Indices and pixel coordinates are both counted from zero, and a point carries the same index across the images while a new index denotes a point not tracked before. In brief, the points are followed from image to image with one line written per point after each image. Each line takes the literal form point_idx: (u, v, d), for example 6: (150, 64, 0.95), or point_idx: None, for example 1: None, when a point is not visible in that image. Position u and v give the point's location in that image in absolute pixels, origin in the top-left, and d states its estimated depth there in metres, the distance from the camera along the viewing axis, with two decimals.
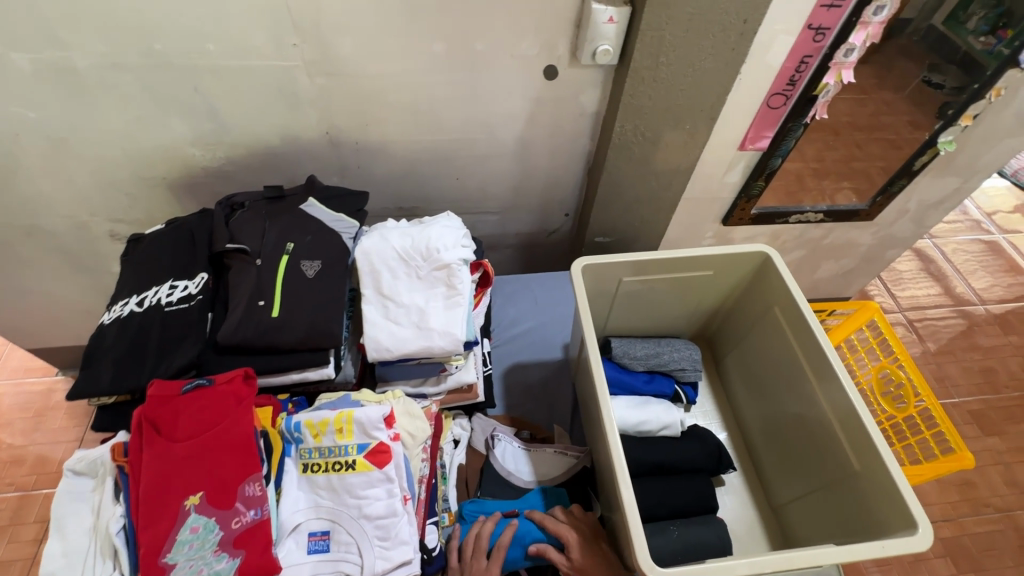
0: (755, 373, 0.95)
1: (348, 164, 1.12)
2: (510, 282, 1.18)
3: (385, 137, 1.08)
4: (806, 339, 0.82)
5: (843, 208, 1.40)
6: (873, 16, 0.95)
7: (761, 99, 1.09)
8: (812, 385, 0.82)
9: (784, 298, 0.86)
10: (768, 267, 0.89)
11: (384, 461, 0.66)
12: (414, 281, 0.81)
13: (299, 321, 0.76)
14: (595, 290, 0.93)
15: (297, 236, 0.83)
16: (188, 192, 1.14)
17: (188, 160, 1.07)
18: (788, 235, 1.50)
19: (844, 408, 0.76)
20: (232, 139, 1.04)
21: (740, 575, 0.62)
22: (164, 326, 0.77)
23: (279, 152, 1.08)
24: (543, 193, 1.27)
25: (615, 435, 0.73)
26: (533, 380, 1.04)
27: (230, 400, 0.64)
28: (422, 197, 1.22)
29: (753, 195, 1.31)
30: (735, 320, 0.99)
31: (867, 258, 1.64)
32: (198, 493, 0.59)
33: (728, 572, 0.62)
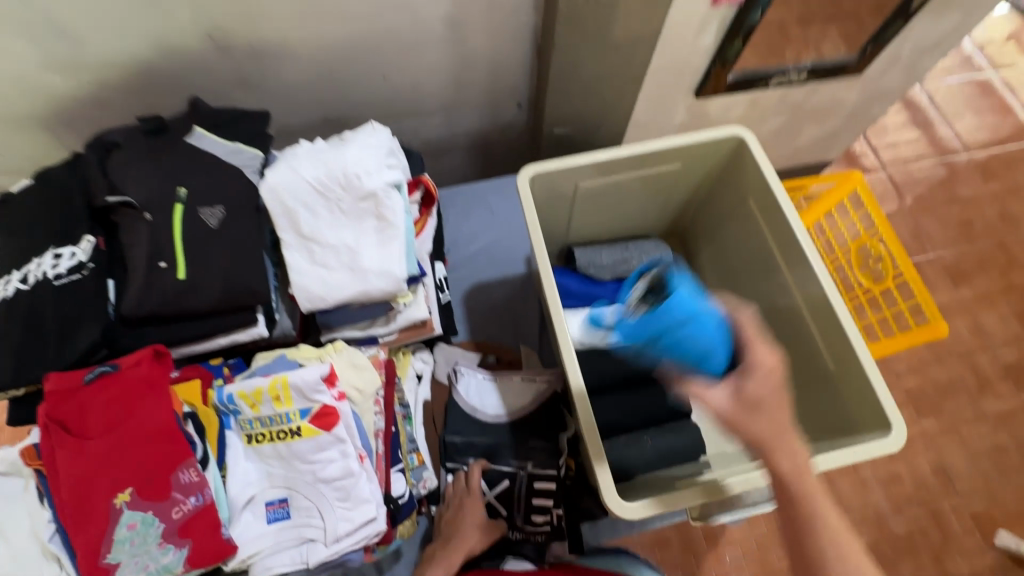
0: (730, 269, 0.89)
1: (248, 74, 0.94)
2: (462, 194, 1.06)
3: (283, 33, 0.88)
4: (782, 236, 0.75)
5: (829, 64, 1.24)
6: None
7: None
8: (787, 282, 0.76)
9: (759, 189, 0.76)
10: (742, 153, 0.78)
11: (332, 423, 0.62)
12: (338, 217, 0.70)
13: (211, 281, 0.66)
14: (549, 199, 0.82)
15: (189, 178, 0.69)
16: (65, 129, 0.96)
17: (50, 91, 0.88)
18: (768, 101, 1.35)
19: (821, 307, 0.71)
20: (93, 56, 0.84)
21: (691, 504, 0.62)
22: (58, 305, 0.67)
23: (159, 67, 0.89)
24: (489, 82, 1.09)
25: (574, 366, 0.67)
26: (497, 300, 0.98)
27: (140, 386, 0.57)
28: (348, 103, 1.05)
29: (729, 59, 1.15)
30: (708, 213, 0.90)
31: (852, 116, 1.51)
32: (127, 489, 0.54)
33: (678, 503, 0.62)
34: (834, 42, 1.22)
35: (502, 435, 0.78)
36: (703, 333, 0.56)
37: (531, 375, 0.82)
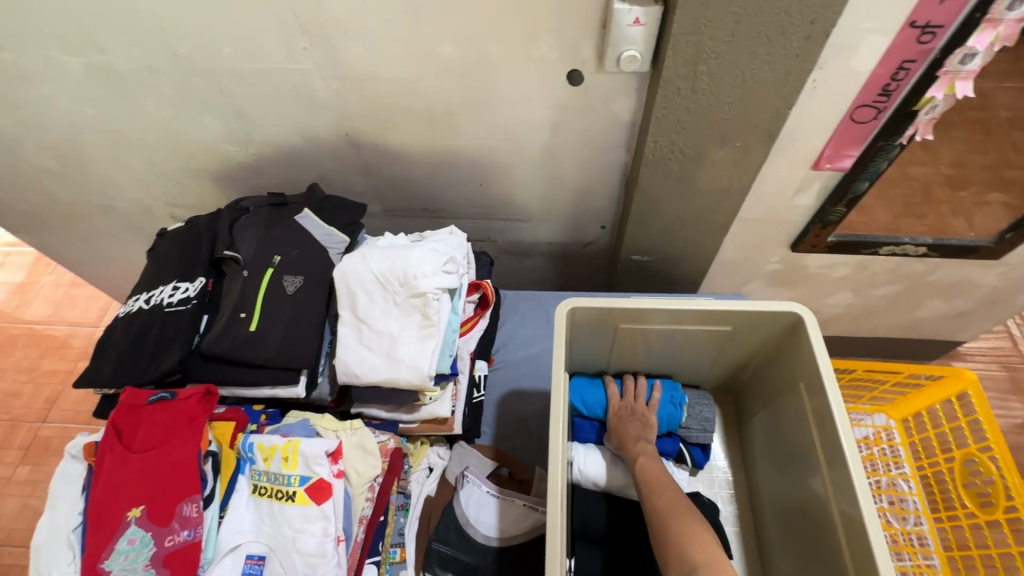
0: (778, 448, 0.81)
1: (370, 165, 1.11)
2: (526, 299, 1.11)
3: (403, 141, 1.04)
4: (825, 428, 0.68)
5: (954, 242, 1.14)
6: (1005, 12, 0.72)
7: (842, 112, 0.88)
8: (825, 481, 0.68)
9: (809, 373, 0.71)
10: (799, 333, 0.73)
11: (323, 497, 0.66)
12: (390, 307, 0.77)
13: (273, 339, 0.77)
14: (590, 332, 0.83)
15: (285, 248, 0.82)
16: (229, 184, 1.20)
17: (224, 156, 1.12)
18: (878, 267, 1.25)
19: (854, 525, 0.62)
20: (260, 137, 1.07)
21: None
22: (160, 328, 0.81)
23: (304, 151, 1.09)
24: (576, 203, 1.16)
25: (558, 516, 0.62)
26: (529, 412, 0.98)
27: (183, 418, 0.66)
28: (447, 200, 1.18)
29: (830, 222, 1.10)
30: (764, 381, 0.84)
31: (989, 300, 1.33)
32: (140, 506, 0.62)
33: None
34: (979, 216, 1.15)
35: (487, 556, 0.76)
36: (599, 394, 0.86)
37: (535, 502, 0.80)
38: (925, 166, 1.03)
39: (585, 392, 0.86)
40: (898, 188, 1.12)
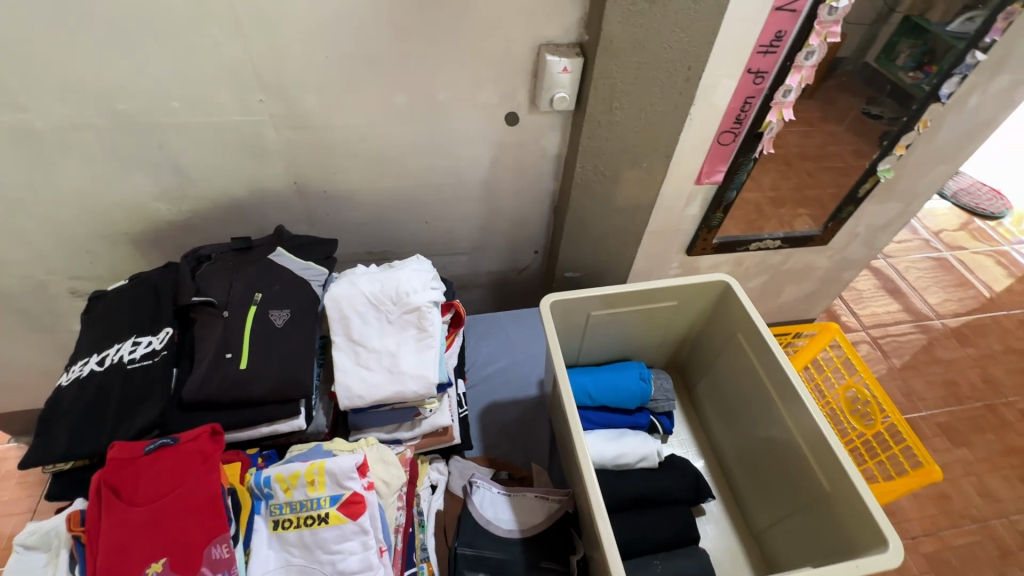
0: (726, 399, 0.97)
1: (317, 213, 1.14)
2: (483, 321, 1.19)
3: (353, 186, 1.10)
4: (766, 362, 0.86)
5: (798, 234, 1.47)
6: (804, 60, 1.03)
7: (712, 136, 1.15)
8: (775, 405, 0.85)
9: (746, 326, 0.89)
10: (728, 296, 0.93)
11: (358, 512, 0.65)
12: (385, 326, 0.82)
13: (267, 373, 0.75)
14: (564, 325, 0.95)
15: (265, 285, 0.83)
16: (152, 247, 1.13)
17: (152, 216, 1.07)
18: (749, 262, 1.56)
19: (809, 429, 0.78)
20: (198, 192, 1.05)
21: None
22: (126, 385, 0.75)
23: (246, 204, 1.09)
24: (512, 232, 1.30)
25: (591, 473, 0.73)
26: (510, 419, 1.04)
27: (196, 458, 0.63)
28: (392, 241, 1.24)
29: (713, 226, 1.37)
30: (703, 347, 1.02)
31: (826, 280, 1.71)
32: (161, 559, 0.57)
33: None
34: (797, 222, 1.46)
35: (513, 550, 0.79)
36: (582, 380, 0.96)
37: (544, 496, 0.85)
38: (755, 190, 1.33)
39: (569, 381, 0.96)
40: (737, 211, 1.38)
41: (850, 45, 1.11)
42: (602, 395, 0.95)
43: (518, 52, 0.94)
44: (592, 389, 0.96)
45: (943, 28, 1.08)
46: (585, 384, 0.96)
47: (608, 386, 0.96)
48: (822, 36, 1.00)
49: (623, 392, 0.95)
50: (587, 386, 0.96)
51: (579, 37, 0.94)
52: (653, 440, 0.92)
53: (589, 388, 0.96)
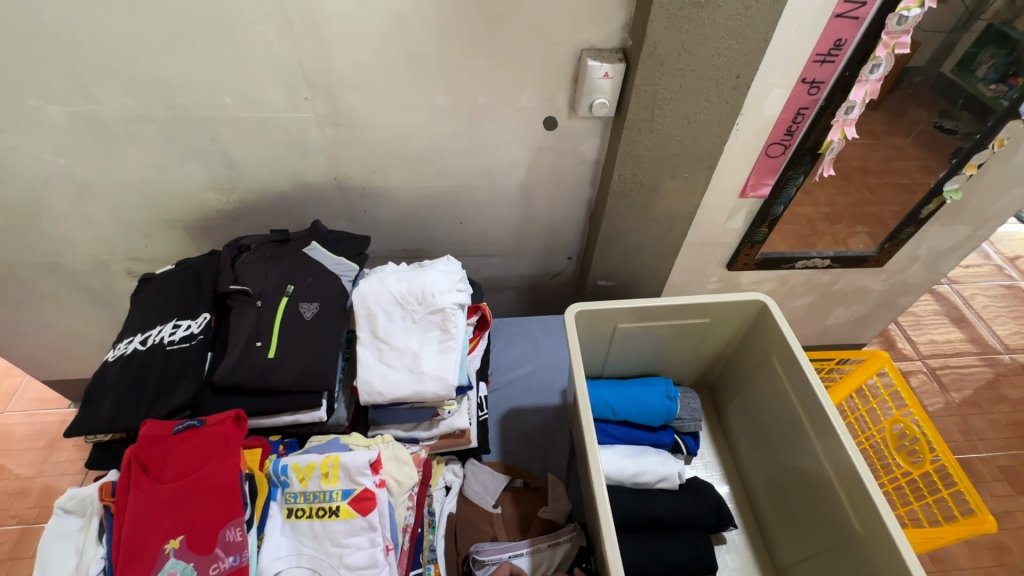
0: (755, 423, 0.92)
1: (355, 208, 1.16)
2: (511, 325, 1.19)
3: (390, 183, 1.12)
4: (801, 388, 0.81)
5: (849, 254, 1.39)
6: (869, 74, 0.97)
7: (760, 148, 1.10)
8: (810, 437, 0.79)
9: (781, 349, 0.84)
10: (765, 316, 0.88)
11: (367, 508, 0.66)
12: (408, 325, 0.83)
13: (293, 363, 0.77)
14: (589, 335, 0.93)
15: (297, 278, 0.85)
16: (202, 234, 1.19)
17: (203, 204, 1.12)
18: (795, 280, 1.48)
19: (843, 465, 0.73)
20: (246, 184, 1.09)
21: None
22: (164, 366, 0.79)
23: (289, 197, 1.13)
24: (546, 237, 1.29)
25: (603, 491, 0.71)
26: (530, 426, 1.03)
27: (218, 442, 0.65)
28: (426, 240, 1.25)
29: (757, 241, 1.31)
30: (735, 367, 0.97)
31: (880, 304, 1.60)
32: (178, 536, 0.59)
33: None
34: (854, 240, 1.37)
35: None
36: (603, 393, 0.94)
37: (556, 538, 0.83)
38: (811, 205, 1.26)
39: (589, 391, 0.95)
40: (790, 224, 1.31)
41: (922, 56, 1.02)
42: (625, 409, 0.93)
43: (560, 56, 0.92)
44: (613, 402, 0.93)
45: None
46: (606, 397, 0.94)
47: (631, 400, 0.93)
48: (890, 47, 0.93)
49: (648, 409, 0.92)
50: (609, 399, 0.94)
51: (622, 43, 0.91)
52: (675, 461, 0.89)
53: (610, 400, 0.93)
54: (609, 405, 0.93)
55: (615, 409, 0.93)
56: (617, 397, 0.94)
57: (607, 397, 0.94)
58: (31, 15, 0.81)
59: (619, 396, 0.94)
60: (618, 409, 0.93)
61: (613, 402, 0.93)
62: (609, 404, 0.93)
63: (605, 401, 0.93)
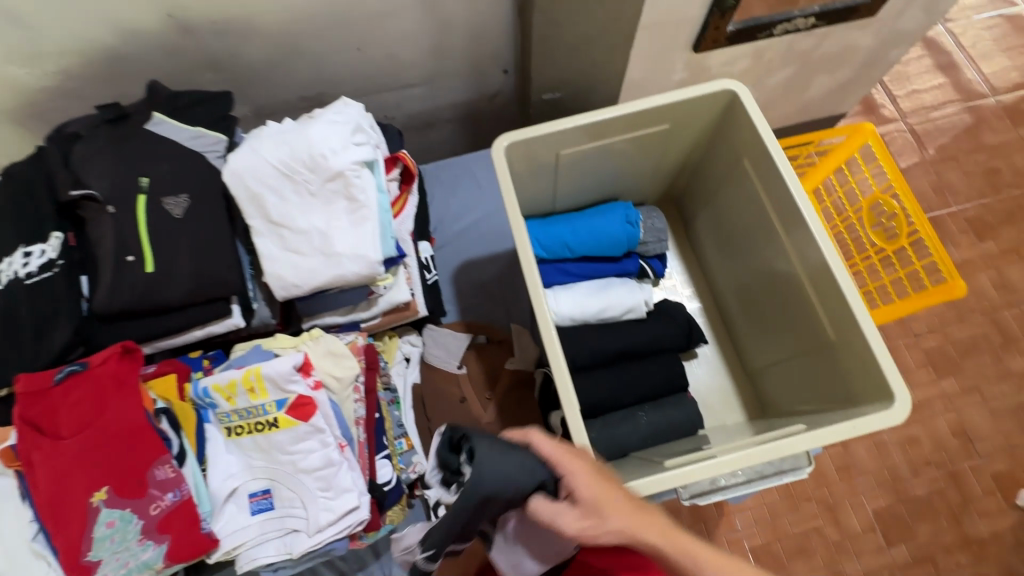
0: (725, 234, 0.84)
1: (215, 52, 0.90)
2: (447, 168, 1.02)
3: (245, 8, 0.84)
4: (775, 192, 0.70)
5: (837, 7, 1.15)
6: None
7: None
8: (786, 248, 0.71)
9: (753, 147, 0.71)
10: (735, 109, 0.73)
11: (308, 413, 0.60)
12: (307, 200, 0.67)
13: (180, 274, 0.65)
14: (531, 170, 0.78)
15: (150, 167, 0.67)
16: (38, 123, 0.94)
17: (16, 83, 0.86)
18: (774, 51, 1.26)
19: (820, 274, 0.66)
20: (54, 44, 0.81)
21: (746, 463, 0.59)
22: (31, 306, 0.66)
23: (122, 52, 0.85)
24: (470, 48, 1.03)
25: (555, 341, 0.64)
26: (486, 278, 0.95)
27: (110, 383, 0.56)
28: (323, 79, 1.00)
29: (728, 8, 1.06)
30: (703, 175, 0.85)
31: (867, 63, 1.40)
32: (104, 487, 0.54)
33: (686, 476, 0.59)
34: None
35: (543, 471, 0.54)
36: (555, 231, 0.83)
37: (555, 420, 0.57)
38: None
39: (540, 232, 0.83)
40: None
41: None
42: (584, 244, 0.82)
43: None
44: (567, 239, 0.83)
45: None
46: (559, 236, 0.83)
47: (588, 233, 0.83)
48: None
49: (607, 239, 0.83)
50: (565, 237, 0.83)
51: None
52: (641, 289, 0.83)
53: (564, 236, 0.83)
54: (565, 241, 0.83)
55: (571, 246, 0.83)
56: (571, 232, 0.83)
57: (560, 234, 0.83)
58: None
59: (573, 231, 0.83)
60: (572, 246, 0.83)
61: (567, 238, 0.83)
62: (563, 242, 0.83)
63: (558, 239, 0.83)
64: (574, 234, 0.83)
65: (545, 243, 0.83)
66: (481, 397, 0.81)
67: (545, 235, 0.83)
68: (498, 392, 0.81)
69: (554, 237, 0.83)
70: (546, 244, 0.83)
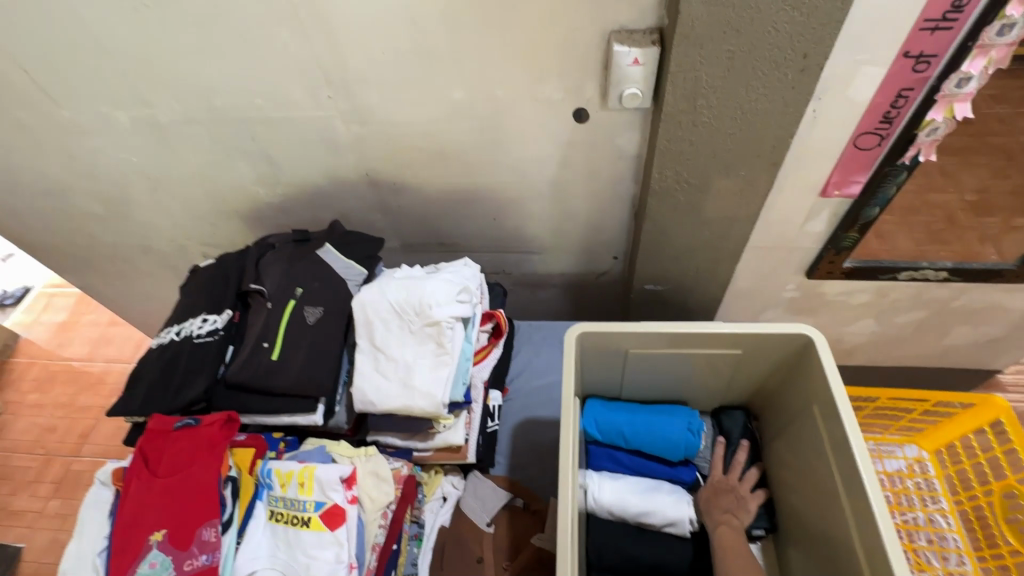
0: (790, 475, 0.78)
1: (389, 202, 1.16)
2: (540, 329, 1.13)
3: (419, 179, 1.09)
4: (841, 451, 0.66)
5: (975, 267, 1.12)
6: (996, 37, 0.74)
7: (846, 140, 0.90)
8: (847, 517, 0.65)
9: (823, 397, 0.70)
10: (809, 354, 0.73)
11: (336, 523, 0.66)
12: (405, 335, 0.80)
13: (292, 368, 0.80)
14: (600, 358, 0.83)
15: (306, 280, 0.86)
16: (257, 223, 1.27)
17: (256, 198, 1.19)
18: (899, 293, 1.22)
19: (883, 571, 0.59)
20: (287, 179, 1.13)
21: None
22: (189, 359, 0.85)
23: (327, 191, 1.15)
24: (587, 234, 1.19)
25: (569, 552, 0.62)
26: (543, 441, 0.98)
27: (205, 443, 0.69)
28: (462, 234, 1.22)
29: (844, 247, 1.10)
30: (775, 405, 0.82)
31: (1021, 326, 1.28)
32: (162, 530, 0.64)
33: None
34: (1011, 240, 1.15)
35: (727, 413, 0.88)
36: (615, 416, 0.85)
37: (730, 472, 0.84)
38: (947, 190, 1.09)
39: (599, 415, 0.85)
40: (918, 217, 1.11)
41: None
42: (639, 439, 0.83)
43: (585, 42, 0.81)
44: (624, 428, 0.84)
45: None
46: (616, 423, 0.85)
47: (646, 430, 0.83)
48: None
49: (665, 442, 0.83)
50: (622, 425, 0.84)
51: (659, 21, 0.77)
52: (689, 503, 0.80)
53: (622, 424, 0.84)
54: (621, 429, 0.84)
55: (625, 436, 0.84)
56: (627, 423, 0.84)
57: (617, 421, 0.85)
58: (89, 32, 0.89)
59: (631, 422, 0.84)
60: (626, 437, 0.84)
61: (624, 427, 0.84)
62: (619, 430, 0.85)
63: (615, 425, 0.84)
64: (632, 425, 0.84)
65: (601, 426, 0.85)
66: (498, 564, 0.81)
67: (603, 419, 0.85)
68: (514, 565, 0.80)
69: (610, 424, 0.85)
70: (603, 427, 0.85)
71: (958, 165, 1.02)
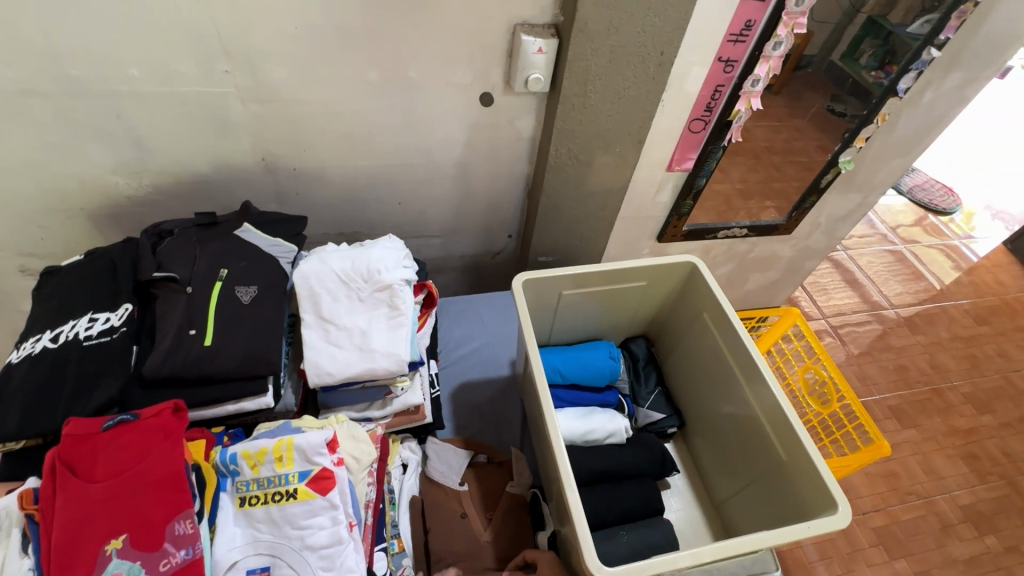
0: (691, 376, 1.00)
1: (286, 191, 1.11)
2: (456, 303, 1.18)
3: (323, 163, 1.08)
4: (730, 338, 0.88)
5: (763, 224, 1.50)
6: (773, 51, 1.05)
7: (683, 124, 1.16)
8: (741, 387, 0.87)
9: (712, 305, 0.92)
10: (696, 276, 0.96)
11: (327, 487, 0.64)
12: (355, 303, 0.81)
13: (231, 350, 0.73)
14: (537, 304, 0.95)
15: (230, 261, 0.81)
16: (110, 223, 1.08)
17: (111, 190, 1.02)
18: (717, 250, 1.59)
19: (774, 411, 0.80)
20: (159, 166, 1.00)
21: (705, 561, 0.67)
22: (81, 363, 0.72)
23: (211, 179, 1.05)
24: (486, 215, 1.30)
25: (562, 451, 0.74)
26: (482, 400, 1.04)
27: (158, 433, 0.61)
28: (364, 222, 1.22)
29: (683, 214, 1.39)
30: (671, 326, 1.04)
31: (789, 269, 1.76)
32: (121, 536, 0.56)
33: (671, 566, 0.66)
34: (764, 213, 1.49)
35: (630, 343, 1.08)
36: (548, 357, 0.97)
37: (646, 382, 1.03)
38: (723, 182, 1.35)
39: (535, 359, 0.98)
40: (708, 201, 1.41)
41: (816, 44, 1.13)
42: (571, 373, 0.97)
43: (494, 31, 0.93)
44: (557, 365, 0.97)
45: (902, 28, 1.12)
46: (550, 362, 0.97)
47: (577, 364, 0.97)
48: (790, 27, 1.02)
49: (593, 370, 0.97)
50: (555, 363, 0.97)
51: (554, 19, 0.94)
52: (617, 417, 0.93)
53: (555, 362, 0.97)
54: (556, 366, 0.97)
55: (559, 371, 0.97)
56: (560, 361, 0.97)
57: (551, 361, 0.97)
58: None
59: (562, 360, 0.97)
60: (560, 373, 0.97)
61: (558, 365, 0.97)
62: (553, 368, 0.97)
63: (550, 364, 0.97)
64: (562, 362, 0.97)
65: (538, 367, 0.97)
66: (482, 516, 0.86)
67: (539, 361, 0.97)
68: (497, 513, 0.86)
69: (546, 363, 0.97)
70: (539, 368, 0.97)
71: (729, 166, 1.31)
